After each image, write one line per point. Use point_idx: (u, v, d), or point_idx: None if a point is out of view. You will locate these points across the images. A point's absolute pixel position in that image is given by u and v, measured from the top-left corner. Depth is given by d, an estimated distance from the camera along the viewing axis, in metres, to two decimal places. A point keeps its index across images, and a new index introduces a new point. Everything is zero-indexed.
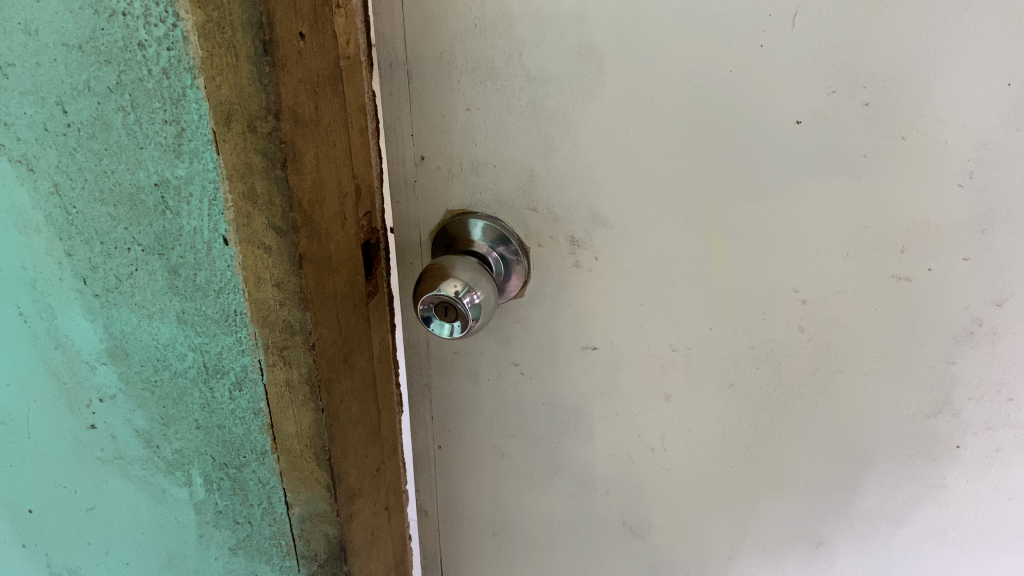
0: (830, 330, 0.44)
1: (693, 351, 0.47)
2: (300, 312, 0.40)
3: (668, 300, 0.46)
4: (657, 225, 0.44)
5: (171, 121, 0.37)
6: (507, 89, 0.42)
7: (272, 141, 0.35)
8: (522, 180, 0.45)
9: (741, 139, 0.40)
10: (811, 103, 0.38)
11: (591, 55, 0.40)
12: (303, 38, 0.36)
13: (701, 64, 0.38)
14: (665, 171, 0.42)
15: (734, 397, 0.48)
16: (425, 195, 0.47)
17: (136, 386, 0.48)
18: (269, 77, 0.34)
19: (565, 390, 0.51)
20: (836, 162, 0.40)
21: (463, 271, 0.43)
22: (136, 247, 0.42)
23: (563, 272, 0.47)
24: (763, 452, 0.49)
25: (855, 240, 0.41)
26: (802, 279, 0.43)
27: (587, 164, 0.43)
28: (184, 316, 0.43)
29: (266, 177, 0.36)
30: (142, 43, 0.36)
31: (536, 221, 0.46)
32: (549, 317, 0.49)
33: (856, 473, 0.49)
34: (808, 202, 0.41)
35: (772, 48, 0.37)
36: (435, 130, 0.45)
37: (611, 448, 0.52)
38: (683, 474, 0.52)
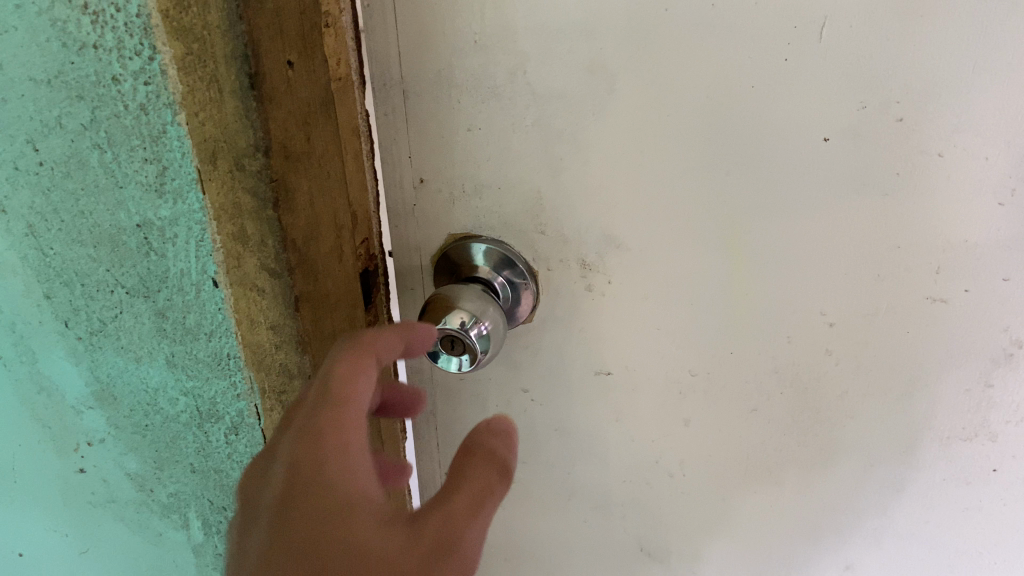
0: (861, 353, 0.42)
1: (713, 375, 0.45)
2: (298, 355, 0.39)
3: (685, 324, 0.44)
4: (674, 246, 0.41)
5: (152, 160, 0.34)
6: (513, 107, 0.39)
7: (262, 180, 0.34)
8: (531, 201, 0.42)
9: (764, 155, 0.38)
10: (839, 120, 0.36)
11: (602, 71, 0.37)
12: (292, 66, 0.33)
13: (719, 77, 0.36)
14: (679, 189, 0.40)
15: (758, 421, 0.46)
16: (426, 219, 0.45)
17: (126, 430, 0.45)
18: (257, 111, 0.33)
19: (577, 415, 0.49)
20: (866, 181, 0.37)
21: (472, 302, 0.41)
22: (120, 289, 0.39)
23: (574, 295, 0.45)
24: (788, 477, 0.47)
25: (883, 262, 0.39)
26: (830, 301, 0.41)
27: (600, 184, 0.41)
28: (174, 360, 0.40)
29: (257, 218, 0.35)
30: (116, 77, 0.33)
31: (545, 244, 0.44)
32: (560, 341, 0.47)
33: (885, 498, 0.47)
34: (832, 223, 0.39)
35: (799, 60, 0.35)
36: (435, 151, 0.42)
37: (627, 474, 0.50)
38: (703, 500, 0.50)
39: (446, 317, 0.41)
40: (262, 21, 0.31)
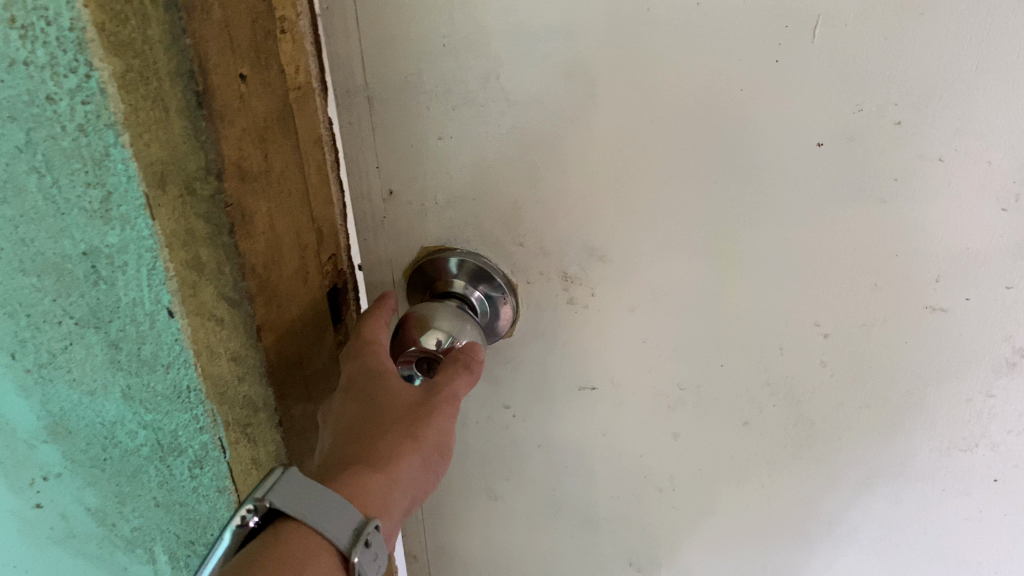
0: (857, 364, 0.40)
1: (703, 389, 0.43)
2: (263, 388, 0.36)
3: (673, 337, 0.42)
4: (660, 257, 0.39)
5: (95, 184, 0.31)
6: (485, 114, 0.37)
7: (216, 205, 0.31)
8: (507, 211, 0.40)
9: (755, 162, 0.36)
10: (833, 124, 0.34)
11: (581, 76, 0.35)
12: (244, 80, 0.30)
13: (704, 79, 0.34)
14: (666, 198, 0.37)
15: (750, 434, 0.44)
16: (397, 232, 0.43)
17: (84, 464, 0.42)
18: (207, 132, 0.29)
19: (561, 431, 0.47)
20: (861, 188, 0.35)
21: (448, 319, 0.39)
22: (69, 320, 0.36)
23: (556, 309, 0.43)
24: (781, 489, 0.46)
25: (879, 272, 0.37)
26: (825, 311, 0.39)
27: (580, 194, 0.38)
28: (130, 392, 0.38)
29: (212, 245, 0.32)
30: (51, 96, 0.30)
31: (524, 256, 0.41)
32: (542, 355, 0.45)
33: (880, 509, 0.45)
34: (824, 231, 0.37)
35: (791, 61, 0.33)
36: (404, 161, 0.40)
37: (614, 489, 0.49)
38: (691, 511, 0.48)
39: (421, 336, 0.39)
40: (210, 31, 0.28)
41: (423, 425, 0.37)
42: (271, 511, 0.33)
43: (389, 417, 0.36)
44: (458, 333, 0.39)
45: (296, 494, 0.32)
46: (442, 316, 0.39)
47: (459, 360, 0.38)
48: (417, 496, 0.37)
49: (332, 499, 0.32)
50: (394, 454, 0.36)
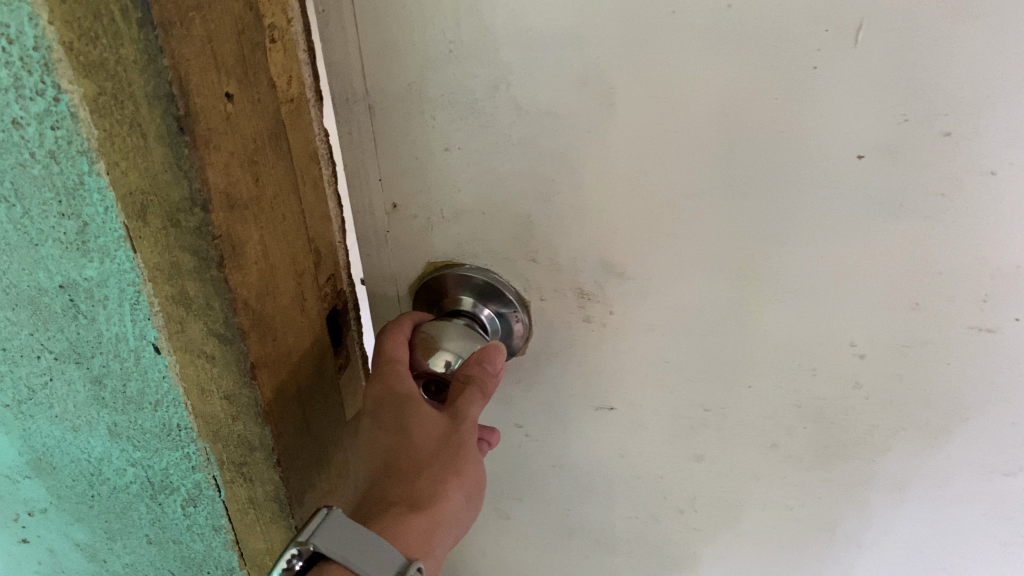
0: (893, 386, 0.37)
1: (728, 411, 0.41)
2: (258, 427, 0.33)
3: (697, 358, 0.39)
4: (682, 277, 0.36)
5: (70, 215, 0.29)
6: (494, 125, 0.34)
7: (203, 238, 0.28)
8: (518, 226, 0.37)
9: (787, 175, 0.33)
10: (875, 135, 0.31)
11: (598, 84, 0.32)
12: (231, 99, 0.27)
13: (734, 87, 0.31)
14: (691, 215, 0.35)
15: (777, 456, 0.42)
16: (400, 247, 0.40)
17: (70, 500, 0.41)
18: (190, 159, 0.26)
19: (575, 451, 0.45)
20: (904, 204, 0.32)
21: (458, 340, 0.36)
22: (47, 354, 0.34)
23: (570, 328, 0.40)
24: (810, 512, 0.44)
25: (922, 292, 0.34)
26: (861, 331, 0.36)
27: (597, 210, 0.35)
28: (116, 429, 0.36)
29: (199, 280, 0.29)
30: (17, 121, 0.27)
31: (537, 273, 0.39)
32: (556, 376, 0.42)
33: (913, 526, 0.43)
34: (863, 249, 0.34)
35: (830, 67, 0.30)
36: (407, 174, 0.37)
37: (632, 510, 0.47)
38: (714, 524, 0.47)
39: (429, 359, 0.36)
40: (192, 48, 0.25)
41: (458, 458, 0.35)
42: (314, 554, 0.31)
43: (422, 452, 0.34)
44: (467, 354, 0.36)
45: (339, 538, 0.31)
46: (452, 335, 0.36)
47: (482, 382, 0.35)
48: (456, 526, 0.35)
49: (377, 546, 0.31)
50: (433, 492, 0.34)
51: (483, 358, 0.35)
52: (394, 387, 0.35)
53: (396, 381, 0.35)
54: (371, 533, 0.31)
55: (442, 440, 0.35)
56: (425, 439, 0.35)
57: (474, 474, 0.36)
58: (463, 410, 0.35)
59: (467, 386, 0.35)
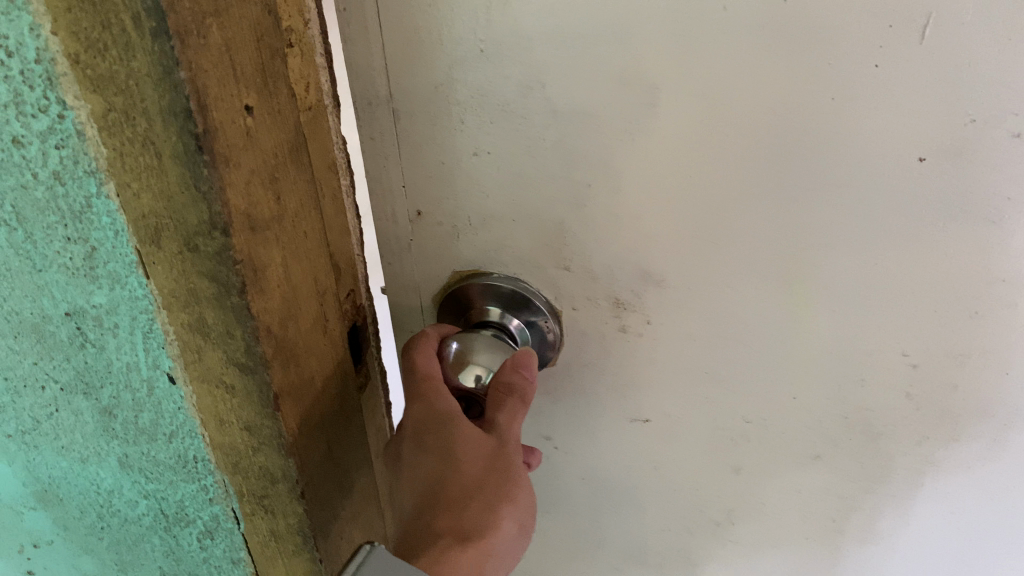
0: (947, 397, 0.36)
1: (770, 423, 0.39)
2: (281, 459, 0.31)
3: (738, 370, 0.37)
4: (726, 286, 0.34)
5: (77, 239, 0.27)
6: (527, 128, 0.32)
7: (223, 263, 0.25)
8: (550, 233, 0.35)
9: (842, 180, 0.31)
10: (939, 138, 0.29)
11: (640, 84, 0.29)
12: (251, 112, 0.25)
13: (787, 86, 0.29)
14: (737, 222, 0.32)
15: (820, 469, 0.40)
16: (425, 255, 0.38)
17: (78, 531, 0.40)
18: (210, 180, 0.24)
19: (607, 463, 0.44)
20: (968, 211, 0.30)
21: (488, 352, 0.35)
22: (52, 385, 0.32)
23: (604, 337, 0.38)
24: (853, 524, 0.43)
25: (981, 301, 0.32)
26: (914, 341, 0.34)
27: (635, 217, 0.33)
28: (127, 460, 0.34)
29: (219, 308, 0.27)
30: (17, 140, 0.25)
31: (569, 282, 0.37)
32: (588, 386, 0.40)
33: (960, 530, 0.42)
34: (919, 257, 0.32)
35: (893, 67, 0.28)
36: (431, 179, 0.35)
37: (666, 523, 0.46)
38: (751, 534, 0.45)
39: (459, 374, 0.34)
40: (210, 59, 0.23)
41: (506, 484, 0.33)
42: None
43: (469, 478, 0.33)
44: (497, 364, 0.34)
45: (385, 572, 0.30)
46: (481, 347, 0.35)
47: (522, 391, 0.34)
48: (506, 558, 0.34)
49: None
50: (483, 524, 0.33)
51: (518, 364, 0.34)
52: (433, 407, 0.34)
53: (434, 400, 0.34)
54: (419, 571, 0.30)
55: (488, 464, 0.33)
56: (472, 463, 0.33)
57: (525, 499, 0.34)
58: (508, 430, 0.34)
59: (509, 397, 0.33)
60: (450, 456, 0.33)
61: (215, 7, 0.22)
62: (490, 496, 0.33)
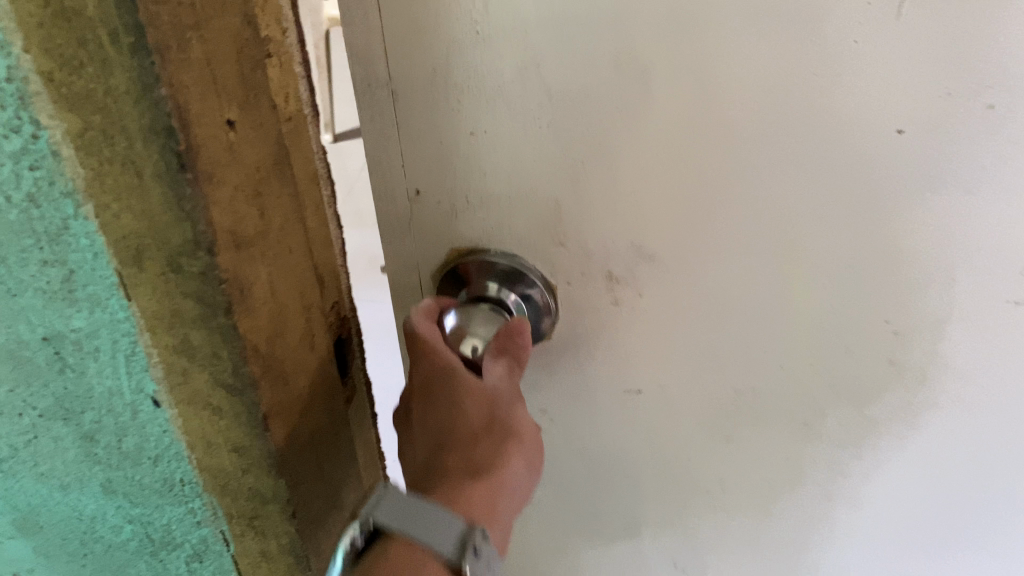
0: (927, 361, 0.36)
1: (761, 393, 0.39)
2: (272, 480, 0.30)
3: (731, 344, 0.37)
4: (720, 261, 0.34)
5: (54, 263, 0.26)
6: (521, 109, 0.31)
7: (209, 284, 0.25)
8: (547, 210, 0.34)
9: (826, 158, 0.30)
10: (912, 110, 0.29)
11: (634, 66, 0.29)
12: (233, 125, 0.24)
13: (768, 65, 0.28)
14: (730, 199, 0.32)
15: (811, 439, 0.41)
16: (423, 234, 0.37)
17: (61, 557, 0.39)
18: (192, 198, 0.23)
19: (604, 436, 0.44)
20: (959, 178, 0.30)
21: (485, 325, 0.36)
22: (31, 412, 0.31)
23: (600, 313, 0.38)
24: (843, 492, 0.43)
25: (971, 268, 0.32)
26: (894, 309, 0.34)
27: (630, 195, 0.33)
28: (111, 485, 0.33)
29: (205, 329, 0.26)
30: None
31: (565, 260, 0.36)
32: (583, 361, 0.40)
33: (953, 492, 0.42)
34: (914, 226, 0.32)
35: (872, 43, 0.27)
36: (432, 159, 0.34)
37: (660, 494, 0.46)
38: (744, 502, 0.45)
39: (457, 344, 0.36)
40: (189, 71, 0.22)
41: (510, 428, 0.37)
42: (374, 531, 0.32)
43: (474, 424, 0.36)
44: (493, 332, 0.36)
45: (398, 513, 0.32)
46: (476, 319, 0.36)
47: (514, 344, 0.35)
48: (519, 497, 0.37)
49: (434, 519, 0.32)
50: (492, 462, 0.36)
51: (512, 330, 0.35)
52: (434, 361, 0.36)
53: (436, 355, 0.36)
54: (432, 504, 0.32)
55: (491, 409, 0.36)
56: (477, 408, 0.36)
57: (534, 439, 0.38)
58: (507, 384, 0.36)
59: (502, 352, 0.35)
60: (455, 403, 0.36)
61: (195, 19, 0.21)
62: (498, 437, 0.36)
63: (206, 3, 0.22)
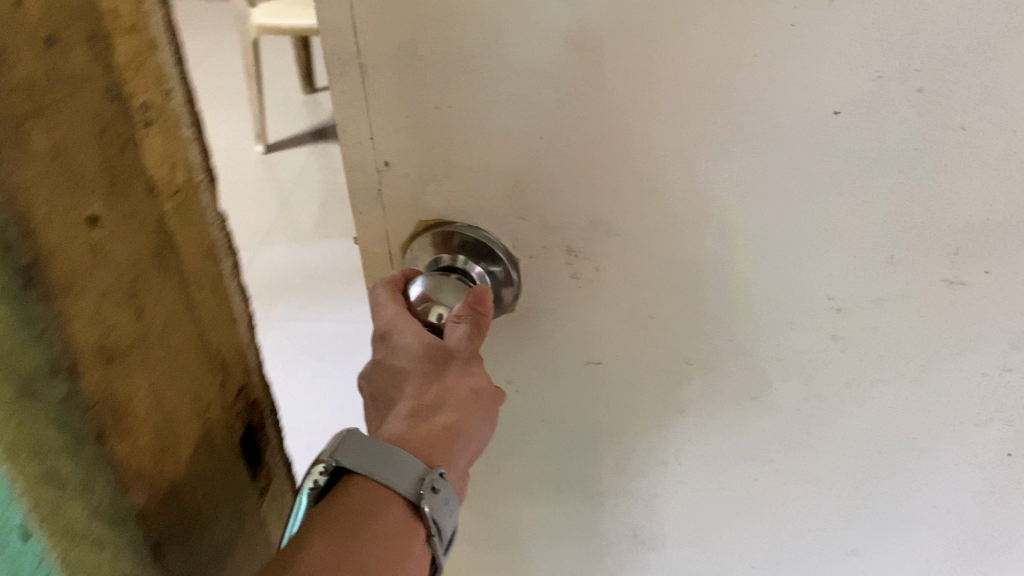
0: (870, 340, 0.39)
1: (706, 364, 0.43)
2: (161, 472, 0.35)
3: (672, 312, 0.41)
4: (653, 236, 0.38)
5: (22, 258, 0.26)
6: (484, 71, 0.35)
7: (121, 271, 0.31)
8: (506, 184, 0.39)
9: (767, 137, 0.34)
10: (848, 92, 0.32)
11: (585, 42, 0.33)
12: (136, 140, 0.32)
13: (721, 52, 0.32)
14: (662, 182, 0.36)
15: (756, 409, 0.44)
16: (393, 205, 0.41)
17: None
18: (108, 201, 0.30)
19: (566, 408, 0.48)
20: (874, 144, 0.33)
21: (450, 294, 0.40)
22: None
23: (558, 285, 0.42)
24: (788, 465, 0.47)
25: (891, 226, 0.35)
26: (836, 286, 0.38)
27: (572, 150, 0.36)
28: None
29: (131, 324, 0.32)
30: None
31: (526, 231, 0.40)
32: (545, 334, 0.44)
33: (894, 479, 0.46)
34: (842, 173, 0.34)
35: (808, 25, 0.31)
36: (403, 136, 0.38)
37: (617, 464, 0.50)
38: (699, 474, 0.49)
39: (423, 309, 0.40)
40: (98, 85, 0.29)
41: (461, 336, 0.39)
42: (337, 470, 0.37)
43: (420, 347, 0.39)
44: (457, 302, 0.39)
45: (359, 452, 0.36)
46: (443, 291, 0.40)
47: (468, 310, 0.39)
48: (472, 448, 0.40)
49: (395, 457, 0.36)
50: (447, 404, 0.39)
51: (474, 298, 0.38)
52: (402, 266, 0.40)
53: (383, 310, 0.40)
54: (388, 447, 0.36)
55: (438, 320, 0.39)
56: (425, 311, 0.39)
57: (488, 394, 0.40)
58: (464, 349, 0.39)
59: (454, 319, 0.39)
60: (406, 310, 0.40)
61: (52, 26, 0.27)
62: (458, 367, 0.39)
63: (92, 33, 0.29)
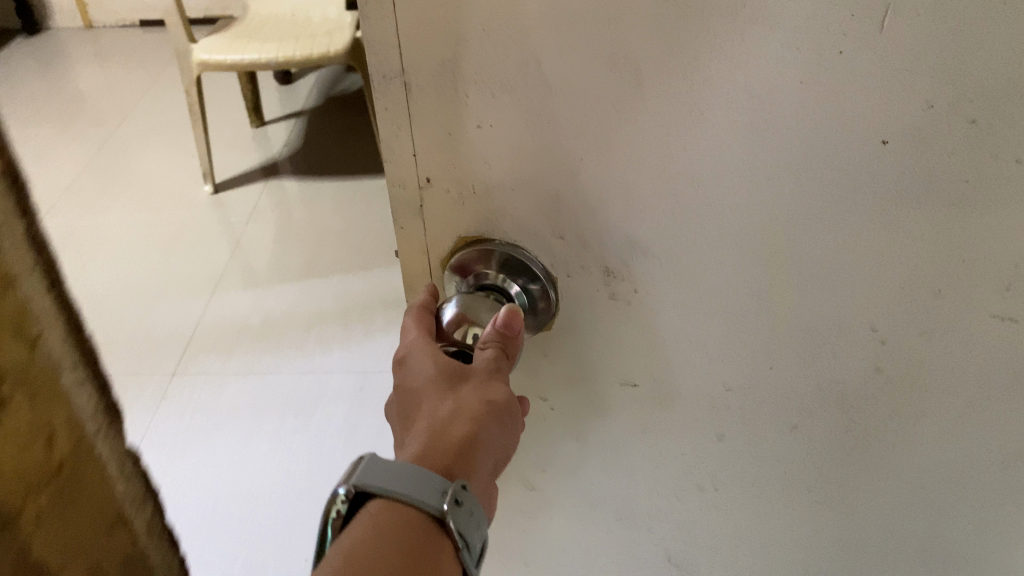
0: (914, 370, 0.39)
1: (749, 391, 0.42)
2: None
3: (715, 336, 0.40)
4: (699, 260, 0.37)
5: None
6: (518, 87, 0.33)
7: None
8: (547, 202, 0.37)
9: (814, 160, 0.33)
10: (899, 120, 0.31)
11: (628, 63, 0.31)
12: None
13: (768, 76, 0.31)
14: (711, 207, 0.35)
15: (797, 436, 0.43)
16: (432, 219, 0.41)
17: None
18: None
19: (603, 424, 0.47)
20: (929, 173, 0.32)
21: (488, 314, 0.39)
22: None
23: (597, 304, 0.41)
24: (828, 492, 0.46)
25: (939, 257, 0.34)
26: (882, 316, 0.37)
27: (619, 162, 0.35)
28: None
29: None
30: None
31: (564, 250, 0.39)
32: (583, 350, 0.43)
33: (934, 506, 0.45)
34: (890, 202, 0.33)
35: (857, 52, 0.29)
36: (446, 151, 0.37)
37: (654, 485, 0.50)
38: (736, 498, 0.48)
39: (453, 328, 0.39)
40: None
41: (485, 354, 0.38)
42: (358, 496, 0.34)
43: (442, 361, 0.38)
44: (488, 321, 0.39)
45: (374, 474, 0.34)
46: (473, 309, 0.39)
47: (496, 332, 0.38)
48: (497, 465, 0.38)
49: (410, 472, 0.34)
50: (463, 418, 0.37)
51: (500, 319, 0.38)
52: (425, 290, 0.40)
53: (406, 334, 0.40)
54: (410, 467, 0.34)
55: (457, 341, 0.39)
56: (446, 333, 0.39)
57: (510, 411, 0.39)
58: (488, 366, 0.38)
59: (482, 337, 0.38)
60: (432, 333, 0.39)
61: None
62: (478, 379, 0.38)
63: None
